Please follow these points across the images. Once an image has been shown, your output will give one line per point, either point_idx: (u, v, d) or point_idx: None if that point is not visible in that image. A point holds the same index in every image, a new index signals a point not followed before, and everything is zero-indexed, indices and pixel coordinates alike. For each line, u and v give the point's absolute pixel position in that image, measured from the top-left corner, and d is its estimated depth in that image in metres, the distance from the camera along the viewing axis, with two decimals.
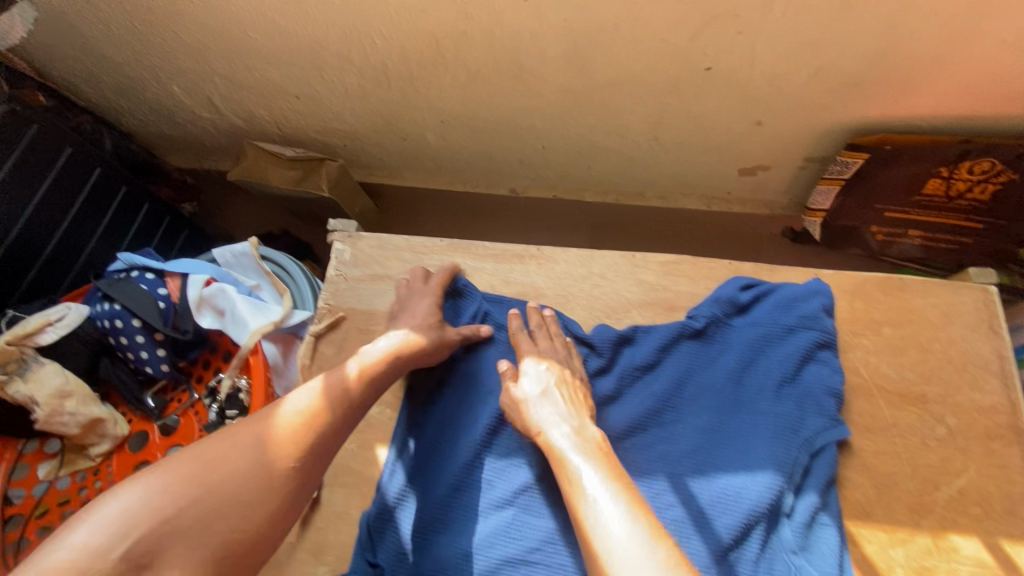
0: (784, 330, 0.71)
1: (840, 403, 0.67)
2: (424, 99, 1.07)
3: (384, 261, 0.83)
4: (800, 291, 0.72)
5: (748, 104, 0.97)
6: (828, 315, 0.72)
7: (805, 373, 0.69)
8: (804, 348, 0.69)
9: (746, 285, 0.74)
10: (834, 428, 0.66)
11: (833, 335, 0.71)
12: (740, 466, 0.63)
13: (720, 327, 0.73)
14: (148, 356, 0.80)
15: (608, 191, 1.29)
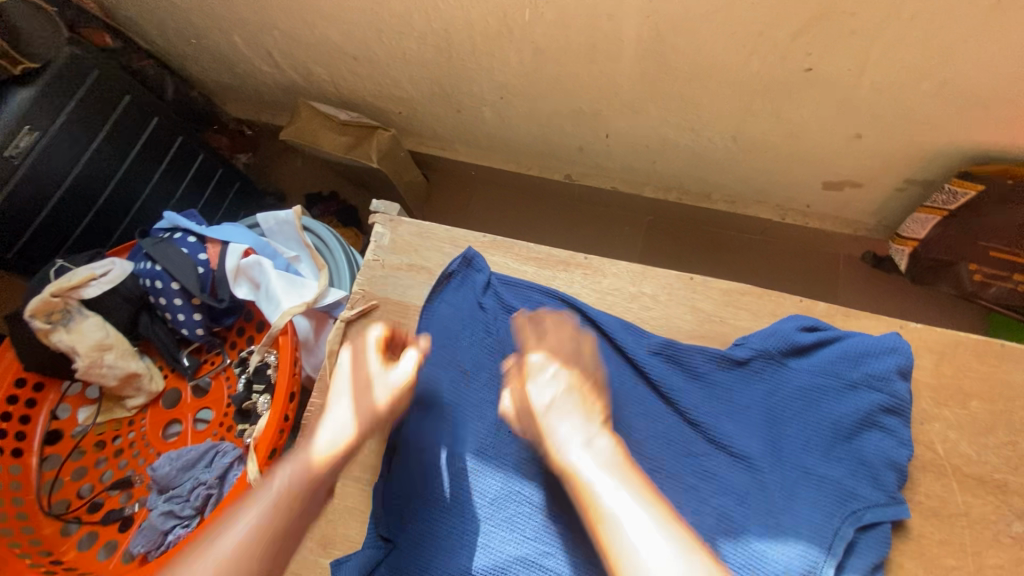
0: (846, 384, 0.63)
1: (900, 479, 0.60)
2: (485, 72, 1.00)
3: (423, 251, 0.79)
4: (872, 341, 0.64)
5: (849, 113, 0.84)
6: (903, 375, 0.62)
7: (863, 438, 0.61)
8: (865, 409, 0.61)
9: (808, 325, 0.66)
10: (891, 507, 0.59)
11: (906, 399, 0.62)
12: (771, 528, 0.59)
13: (772, 366, 0.65)
14: (184, 318, 0.80)
15: (671, 189, 1.18)
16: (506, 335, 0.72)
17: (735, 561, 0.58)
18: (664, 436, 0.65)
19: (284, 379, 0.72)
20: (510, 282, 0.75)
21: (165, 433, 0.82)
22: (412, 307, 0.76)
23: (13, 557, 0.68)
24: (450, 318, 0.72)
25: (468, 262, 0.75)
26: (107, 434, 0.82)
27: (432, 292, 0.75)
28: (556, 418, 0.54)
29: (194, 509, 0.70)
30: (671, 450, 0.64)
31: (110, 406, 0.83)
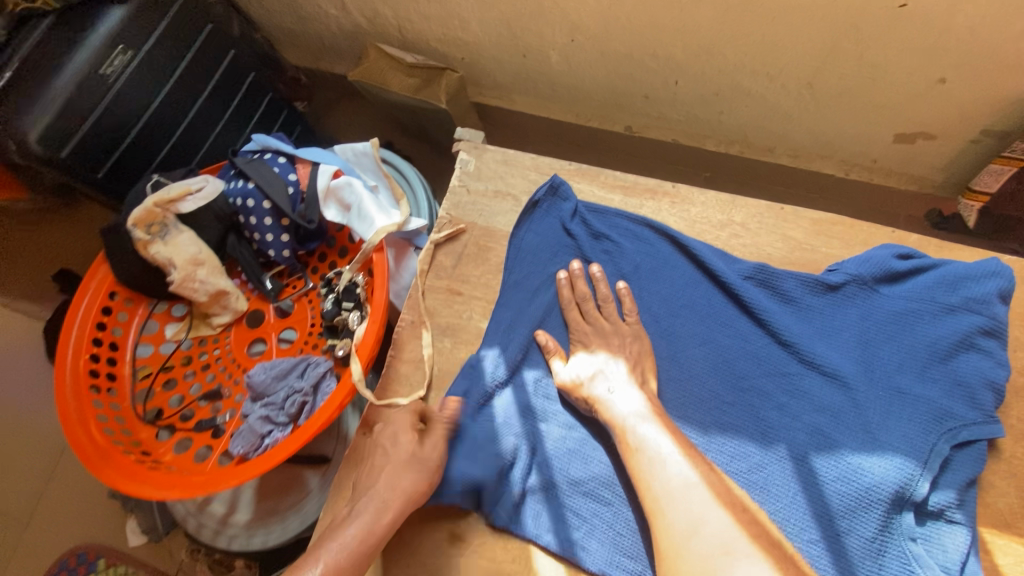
0: (942, 308, 0.63)
1: (998, 401, 0.60)
2: (559, 12, 0.99)
3: (508, 178, 0.80)
4: (971, 267, 0.64)
5: (937, 56, 0.84)
6: (1003, 299, 0.63)
7: (958, 360, 0.62)
8: (962, 332, 0.62)
9: (903, 253, 0.66)
10: (988, 425, 0.59)
11: (1004, 322, 0.62)
12: (866, 443, 0.60)
13: (865, 291, 0.66)
14: (273, 239, 0.82)
15: (733, 142, 1.18)
16: (595, 260, 0.73)
17: (827, 471, 0.61)
18: (755, 357, 0.67)
19: (380, 295, 0.73)
20: (597, 208, 0.75)
21: (249, 350, 0.85)
22: (500, 232, 0.77)
23: (117, 453, 0.71)
24: (539, 245, 0.75)
25: (555, 190, 0.75)
26: (193, 350, 0.85)
27: (521, 218, 0.75)
28: (611, 399, 0.64)
29: (288, 415, 0.72)
30: (763, 370, 0.66)
31: (197, 324, 0.85)
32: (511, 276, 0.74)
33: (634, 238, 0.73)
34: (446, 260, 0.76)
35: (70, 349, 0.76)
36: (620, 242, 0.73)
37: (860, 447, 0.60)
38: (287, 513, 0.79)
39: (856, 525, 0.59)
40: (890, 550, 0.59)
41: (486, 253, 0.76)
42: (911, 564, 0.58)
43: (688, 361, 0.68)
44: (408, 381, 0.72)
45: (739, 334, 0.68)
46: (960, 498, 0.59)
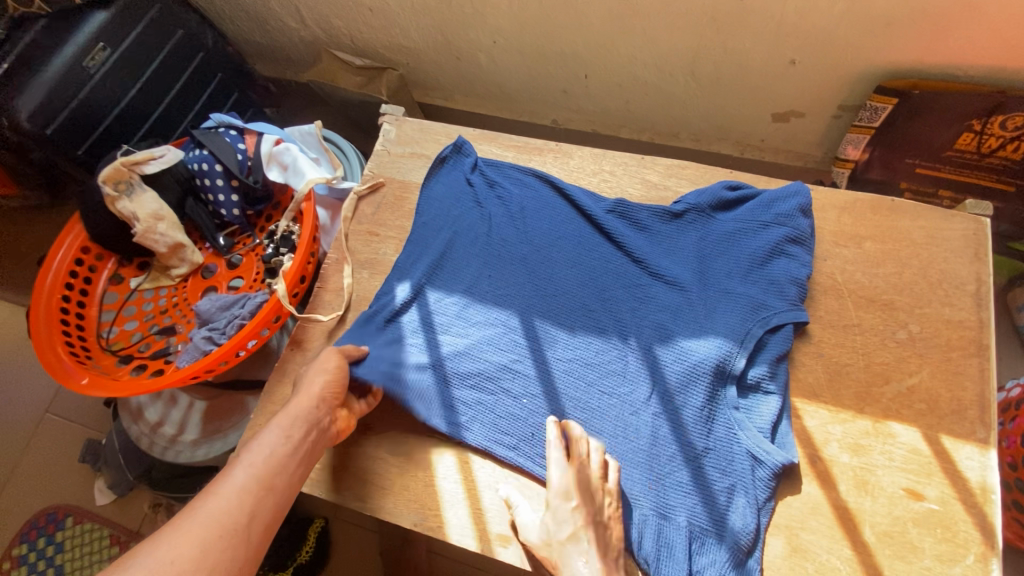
0: (761, 224, 0.77)
1: (800, 292, 0.74)
2: (479, 17, 1.17)
3: (422, 142, 0.95)
4: (783, 192, 0.78)
5: (783, 41, 1.01)
6: (803, 214, 0.77)
7: (775, 263, 0.75)
8: (774, 241, 0.75)
9: (732, 186, 0.81)
10: (793, 311, 0.72)
11: (805, 232, 0.76)
12: (699, 330, 0.73)
13: (703, 217, 0.80)
14: (224, 199, 0.96)
15: (644, 130, 1.35)
16: (488, 204, 0.87)
17: (669, 356, 0.73)
18: (617, 273, 0.80)
19: (305, 234, 0.88)
20: (493, 166, 0.90)
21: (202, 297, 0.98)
22: (414, 185, 0.92)
23: (80, 371, 0.84)
24: (443, 193, 0.88)
25: (457, 150, 0.90)
26: (153, 298, 0.98)
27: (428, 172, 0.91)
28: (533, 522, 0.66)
29: (227, 338, 0.84)
30: (623, 283, 0.79)
31: (157, 275, 0.98)
32: (418, 220, 0.87)
33: (519, 185, 0.88)
34: (367, 208, 0.91)
35: (44, 290, 0.89)
36: (505, 188, 0.88)
37: (693, 335, 0.73)
38: (231, 431, 0.91)
39: (688, 398, 0.70)
40: (720, 417, 0.69)
41: (401, 202, 0.91)
42: (734, 426, 0.69)
43: (562, 278, 0.80)
44: (331, 305, 0.85)
45: (605, 257, 0.81)
46: (772, 371, 0.71)
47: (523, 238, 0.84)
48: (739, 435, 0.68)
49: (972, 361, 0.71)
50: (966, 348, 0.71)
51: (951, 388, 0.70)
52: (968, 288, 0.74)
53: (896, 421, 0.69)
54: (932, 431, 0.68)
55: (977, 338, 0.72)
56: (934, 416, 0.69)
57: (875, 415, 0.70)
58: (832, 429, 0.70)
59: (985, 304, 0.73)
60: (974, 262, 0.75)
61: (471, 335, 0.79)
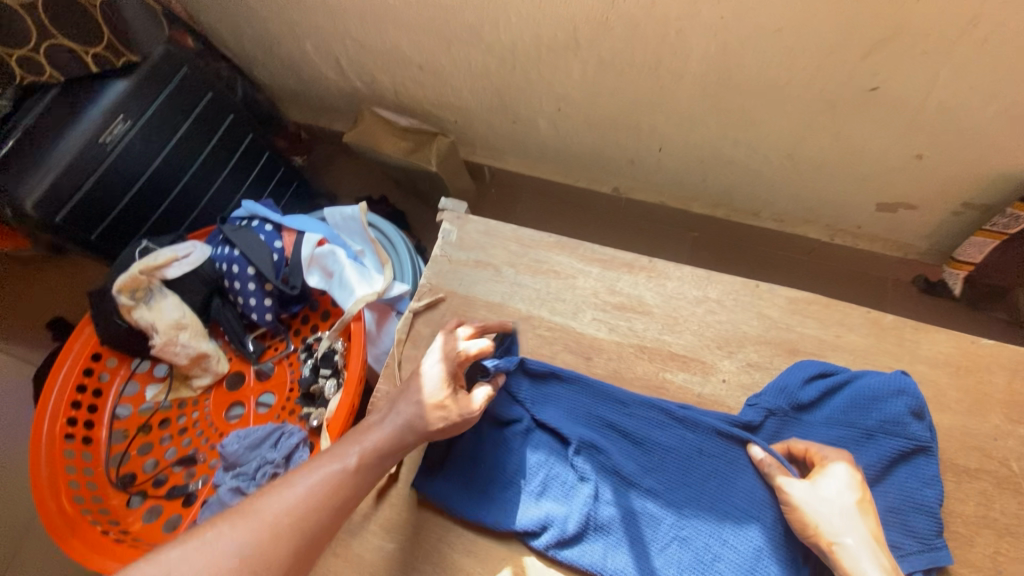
0: (866, 432, 0.61)
1: (934, 525, 0.57)
2: (546, 83, 1.03)
3: (490, 249, 0.81)
4: (883, 386, 0.61)
5: (912, 134, 0.86)
6: (916, 417, 0.60)
7: (894, 475, 0.60)
8: (885, 459, 0.60)
9: (817, 374, 0.64)
10: (926, 554, 0.57)
11: (926, 441, 0.59)
12: (803, 561, 0.57)
13: (787, 424, 0.64)
14: (255, 303, 0.83)
15: (719, 205, 1.21)
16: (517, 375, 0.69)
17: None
18: (692, 487, 0.62)
19: (355, 367, 0.73)
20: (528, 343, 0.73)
21: (227, 414, 0.85)
22: (479, 301, 0.77)
23: (85, 524, 0.71)
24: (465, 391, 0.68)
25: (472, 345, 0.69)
26: (171, 412, 0.85)
27: (499, 293, 0.77)
28: (816, 501, 0.55)
29: (257, 488, 0.71)
30: (701, 505, 0.61)
31: (177, 385, 0.85)
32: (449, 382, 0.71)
33: (605, 314, 0.75)
34: (425, 329, 0.77)
35: (47, 413, 0.76)
36: (589, 314, 0.75)
37: None
38: None
39: None
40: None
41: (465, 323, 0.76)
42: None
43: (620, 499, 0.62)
44: None
45: (680, 451, 0.63)
46: None
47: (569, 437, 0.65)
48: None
49: None
50: None
51: None
52: None
53: None
54: None
55: None
56: None
57: None
58: None
59: None
60: None
61: (548, 506, 0.63)
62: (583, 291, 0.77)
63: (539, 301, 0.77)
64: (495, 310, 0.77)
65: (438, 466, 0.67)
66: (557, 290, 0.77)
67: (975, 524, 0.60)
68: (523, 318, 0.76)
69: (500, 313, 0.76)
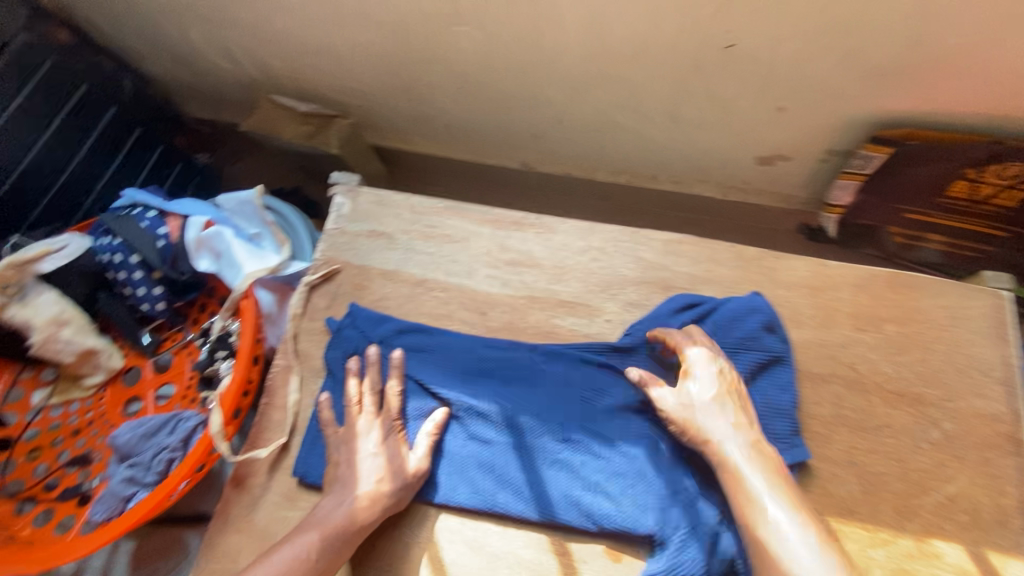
0: (728, 348, 0.67)
1: (791, 424, 0.63)
2: (438, 59, 1.05)
3: (383, 218, 0.81)
4: (741, 309, 0.67)
5: (770, 88, 0.93)
6: (769, 331, 0.66)
7: (755, 385, 0.66)
8: (744, 372, 0.65)
9: (685, 305, 0.70)
10: (789, 451, 0.62)
11: (779, 351, 0.66)
12: (666, 460, 0.63)
13: (660, 351, 0.69)
14: (144, 293, 0.81)
15: (621, 172, 1.27)
16: (393, 340, 0.72)
17: (646, 497, 0.61)
18: (568, 410, 0.67)
19: (246, 341, 0.73)
20: (410, 321, 0.74)
21: (125, 410, 0.82)
22: (374, 270, 0.78)
23: None
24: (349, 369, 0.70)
25: (354, 323, 0.73)
26: (64, 416, 0.81)
27: (395, 265, 0.78)
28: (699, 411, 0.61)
29: (156, 474, 0.71)
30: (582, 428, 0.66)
31: (67, 387, 0.82)
32: (326, 358, 0.72)
33: (497, 271, 0.77)
34: (321, 301, 0.77)
35: None
36: (480, 271, 0.77)
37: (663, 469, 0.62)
38: None
39: (673, 518, 0.59)
40: (714, 545, 0.57)
41: (360, 293, 0.77)
42: (722, 543, 0.58)
43: (509, 429, 0.66)
44: (281, 427, 0.71)
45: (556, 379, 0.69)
46: None
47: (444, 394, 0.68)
48: (735, 565, 0.57)
49: (1012, 461, 0.65)
50: (1004, 447, 0.65)
51: (992, 495, 0.63)
52: (996, 374, 0.68)
53: (939, 538, 0.62)
54: (977, 547, 0.61)
55: (1012, 433, 0.66)
56: (978, 528, 0.62)
57: (917, 533, 0.62)
58: (873, 554, 0.61)
59: (1017, 392, 0.67)
60: (1000, 345, 0.69)
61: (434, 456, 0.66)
62: (478, 253, 0.79)
63: (433, 265, 0.78)
64: (391, 277, 0.77)
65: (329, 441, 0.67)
66: (452, 254, 0.78)
67: (830, 423, 0.66)
68: (419, 281, 0.77)
69: (396, 280, 0.77)
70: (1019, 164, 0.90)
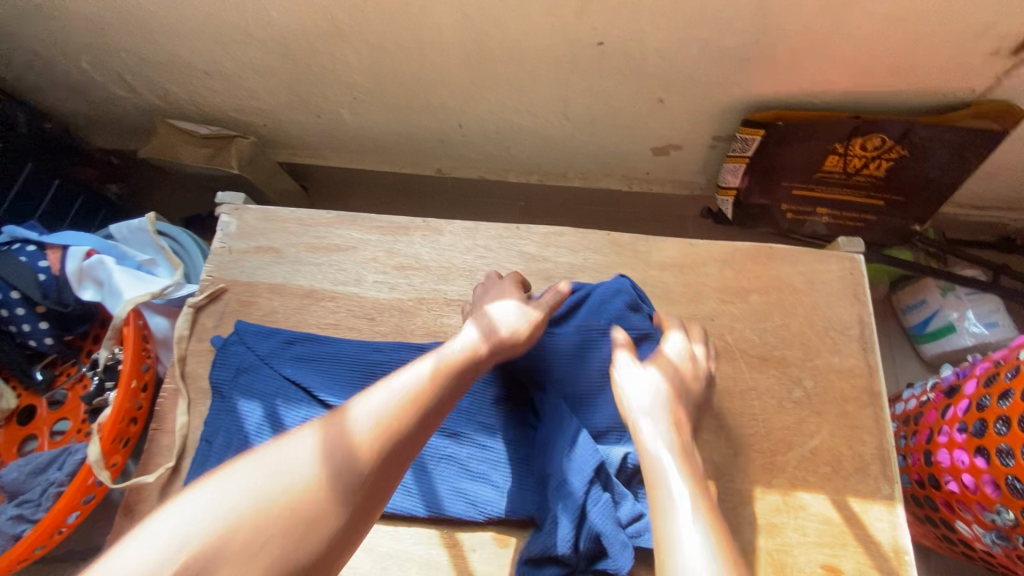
0: (601, 331, 0.70)
1: None
2: (331, 74, 1.07)
3: (270, 233, 0.82)
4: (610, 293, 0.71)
5: (647, 81, 0.98)
6: (635, 310, 0.71)
7: None
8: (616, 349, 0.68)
9: None
10: None
11: (646, 328, 0.70)
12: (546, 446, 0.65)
13: (539, 335, 0.70)
14: (29, 328, 0.79)
15: (531, 171, 1.30)
16: (279, 353, 0.72)
17: (530, 487, 0.64)
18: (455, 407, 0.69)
19: (127, 367, 0.72)
20: (299, 331, 0.75)
21: (20, 450, 0.81)
22: (262, 286, 0.79)
23: None
24: (234, 385, 0.71)
25: (240, 339, 0.73)
26: None
27: (282, 279, 0.79)
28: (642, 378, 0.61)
29: (44, 511, 0.69)
30: (467, 422, 0.68)
31: None
32: (213, 376, 0.72)
33: (384, 276, 0.78)
34: (208, 321, 0.77)
35: None
36: (368, 277, 0.79)
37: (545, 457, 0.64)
38: None
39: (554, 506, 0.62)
40: (587, 522, 0.59)
41: (248, 309, 0.77)
42: (592, 517, 0.59)
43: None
44: (171, 450, 0.70)
45: None
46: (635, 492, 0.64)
47: (327, 400, 0.69)
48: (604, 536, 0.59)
49: (868, 412, 0.69)
50: (861, 399, 0.70)
51: (851, 445, 0.67)
52: (852, 332, 0.73)
53: (804, 490, 0.65)
54: (840, 495, 0.65)
55: (868, 386, 0.70)
56: (840, 478, 0.66)
57: (784, 487, 0.65)
58: (744, 512, 0.64)
59: (870, 346, 0.72)
60: (855, 304, 0.74)
61: None
62: (365, 260, 0.80)
63: (321, 275, 0.79)
64: (278, 291, 0.78)
65: (212, 457, 0.67)
66: (340, 263, 0.79)
67: None
68: (307, 293, 0.78)
69: (283, 294, 0.78)
70: (881, 136, 0.97)
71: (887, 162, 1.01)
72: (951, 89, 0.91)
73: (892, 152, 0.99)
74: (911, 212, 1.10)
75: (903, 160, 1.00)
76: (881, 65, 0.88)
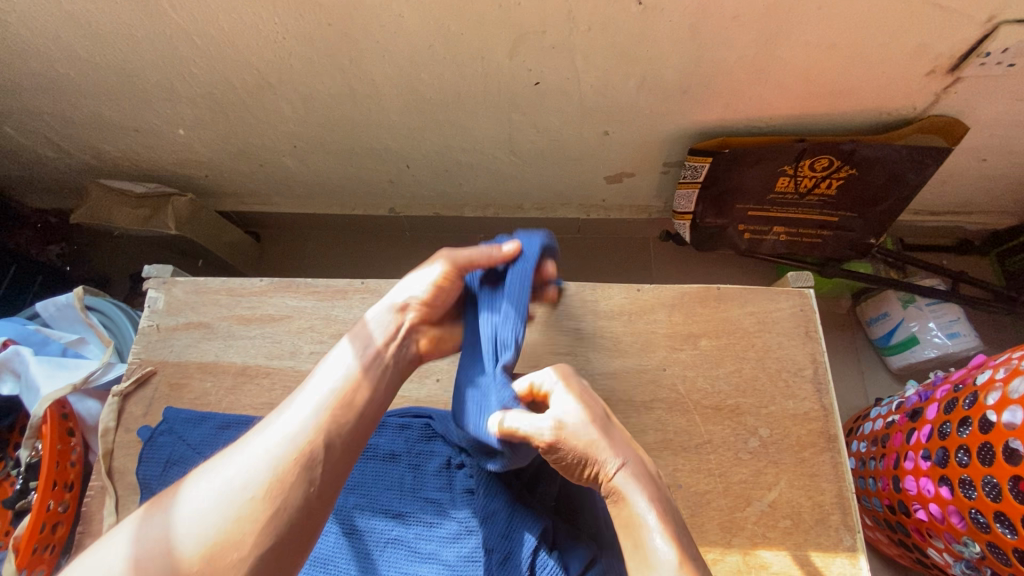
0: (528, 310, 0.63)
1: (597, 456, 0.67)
2: (267, 124, 1.03)
3: (199, 306, 0.78)
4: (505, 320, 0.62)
5: (591, 116, 0.96)
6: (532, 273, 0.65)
7: None
8: None
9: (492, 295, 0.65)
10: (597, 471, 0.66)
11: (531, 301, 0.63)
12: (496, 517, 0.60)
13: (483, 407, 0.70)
14: None
15: (487, 206, 1.27)
16: (208, 441, 0.67)
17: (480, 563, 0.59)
18: (398, 486, 0.66)
19: (47, 467, 0.68)
20: (235, 414, 0.71)
21: None
22: (192, 366, 0.75)
23: None
24: (164, 479, 0.66)
25: (169, 429, 0.69)
26: None
27: (214, 356, 0.75)
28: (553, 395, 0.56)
29: None
30: (413, 501, 0.65)
31: None
32: (141, 471, 0.67)
33: (321, 345, 0.75)
34: (136, 409, 0.73)
35: None
36: (303, 347, 0.75)
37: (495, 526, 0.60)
38: None
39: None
40: None
41: (178, 392, 0.73)
42: None
43: (340, 520, 0.64)
44: None
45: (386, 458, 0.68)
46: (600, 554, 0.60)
47: None
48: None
49: (826, 458, 0.67)
50: (818, 444, 0.68)
51: (811, 496, 0.65)
52: (806, 372, 0.71)
53: (765, 548, 0.63)
54: (802, 551, 0.63)
55: (824, 430, 0.68)
56: (800, 532, 0.64)
57: (743, 547, 0.63)
58: None
59: (825, 387, 0.70)
60: (808, 342, 0.72)
61: None
62: (301, 329, 0.76)
63: (254, 349, 0.75)
64: (210, 371, 0.74)
65: None
66: (275, 335, 0.76)
67: (655, 449, 0.68)
68: (240, 370, 0.74)
69: (215, 373, 0.74)
70: (829, 156, 0.95)
71: (837, 180, 1.00)
72: (894, 107, 0.90)
73: (840, 172, 0.98)
74: (868, 226, 1.08)
75: (853, 178, 0.98)
76: (821, 89, 0.86)
